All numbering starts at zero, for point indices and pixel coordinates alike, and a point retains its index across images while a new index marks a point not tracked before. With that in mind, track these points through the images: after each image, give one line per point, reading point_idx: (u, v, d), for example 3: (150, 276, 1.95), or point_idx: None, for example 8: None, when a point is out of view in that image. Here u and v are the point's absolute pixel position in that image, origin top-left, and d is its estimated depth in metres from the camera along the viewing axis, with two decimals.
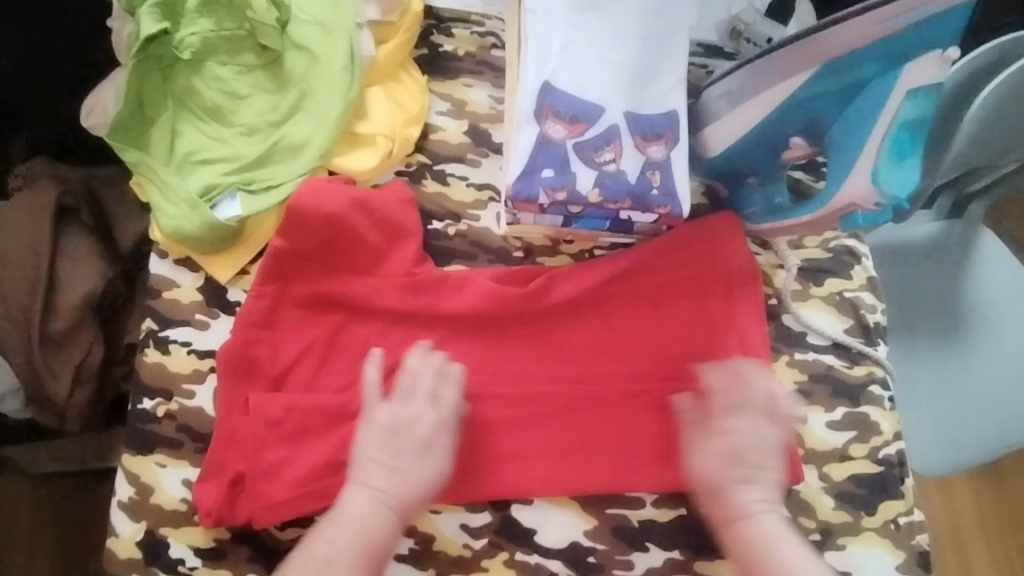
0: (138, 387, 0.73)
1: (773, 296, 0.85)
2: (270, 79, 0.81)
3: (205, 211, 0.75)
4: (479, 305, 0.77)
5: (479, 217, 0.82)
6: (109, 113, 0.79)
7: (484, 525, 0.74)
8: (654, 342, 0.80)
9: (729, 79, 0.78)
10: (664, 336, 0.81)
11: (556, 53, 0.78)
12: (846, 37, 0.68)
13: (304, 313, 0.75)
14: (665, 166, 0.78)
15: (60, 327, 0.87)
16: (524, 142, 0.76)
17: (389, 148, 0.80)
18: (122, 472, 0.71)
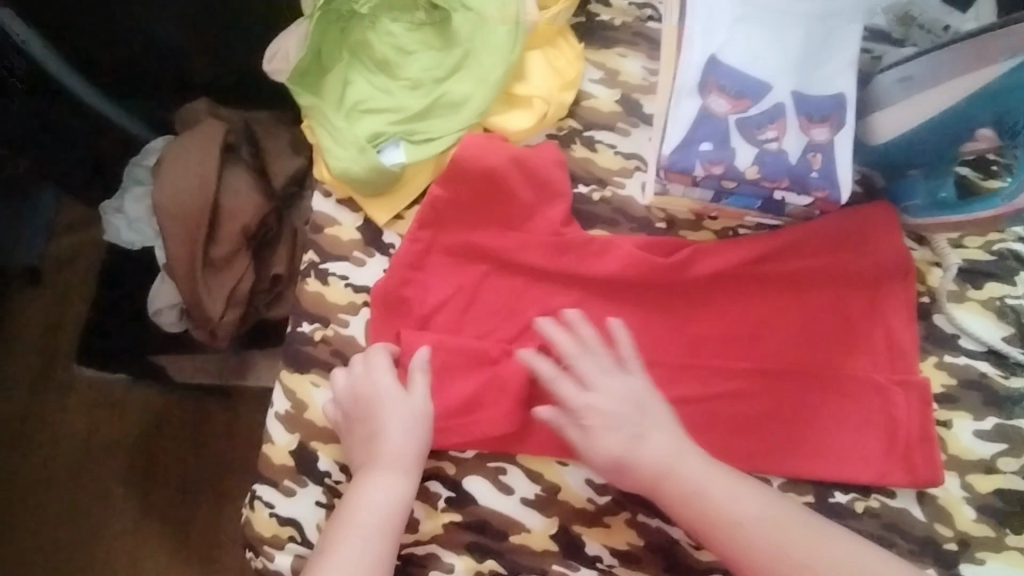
0: (299, 312, 0.79)
1: (926, 295, 0.81)
2: (437, 37, 0.84)
3: (373, 156, 0.79)
4: (623, 271, 0.78)
5: (625, 184, 0.83)
6: (292, 59, 0.85)
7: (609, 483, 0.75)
8: (793, 327, 0.79)
9: (911, 64, 0.76)
10: (804, 322, 0.79)
11: (725, 28, 0.78)
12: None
13: (453, 259, 0.79)
14: (827, 150, 0.76)
15: (221, 253, 0.93)
16: (684, 114, 0.77)
17: (545, 111, 0.82)
18: (280, 387, 0.77)
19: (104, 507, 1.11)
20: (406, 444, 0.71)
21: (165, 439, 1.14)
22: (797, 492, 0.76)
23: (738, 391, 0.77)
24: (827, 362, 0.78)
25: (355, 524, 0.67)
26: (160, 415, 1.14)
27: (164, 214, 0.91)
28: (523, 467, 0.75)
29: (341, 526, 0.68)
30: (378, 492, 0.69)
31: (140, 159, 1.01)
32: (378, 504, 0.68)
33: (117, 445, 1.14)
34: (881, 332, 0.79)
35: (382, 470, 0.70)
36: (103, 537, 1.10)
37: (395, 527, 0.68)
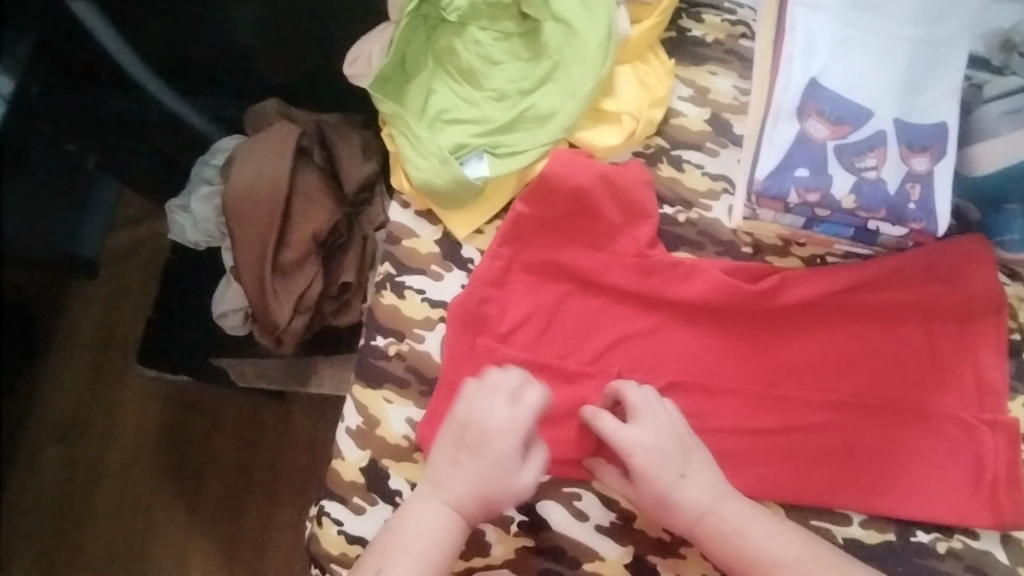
0: (373, 325, 0.77)
1: (1018, 332, 0.79)
2: (525, 47, 0.82)
3: (456, 168, 0.78)
4: (708, 296, 0.76)
5: (711, 207, 0.81)
6: (375, 63, 0.84)
7: None
8: (879, 361, 0.77)
9: (1017, 98, 0.75)
10: (891, 357, 0.77)
11: (826, 50, 0.75)
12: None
13: (536, 278, 0.77)
14: (926, 181, 0.73)
15: (291, 257, 0.92)
16: (781, 138, 0.74)
17: (633, 128, 0.80)
18: (352, 401, 0.75)
19: (157, 504, 1.11)
20: (484, 486, 0.68)
21: (221, 441, 1.14)
22: (879, 529, 0.74)
23: (820, 423, 0.75)
24: (914, 399, 0.76)
25: (410, 529, 0.67)
26: (215, 413, 1.15)
27: (236, 217, 0.92)
28: (597, 493, 0.74)
29: (396, 527, 0.67)
30: (439, 510, 0.68)
31: (208, 158, 1.03)
32: (434, 526, 0.67)
33: (171, 442, 1.14)
34: (970, 367, 0.77)
35: (446, 497, 0.68)
36: (157, 533, 1.10)
37: (443, 552, 0.66)
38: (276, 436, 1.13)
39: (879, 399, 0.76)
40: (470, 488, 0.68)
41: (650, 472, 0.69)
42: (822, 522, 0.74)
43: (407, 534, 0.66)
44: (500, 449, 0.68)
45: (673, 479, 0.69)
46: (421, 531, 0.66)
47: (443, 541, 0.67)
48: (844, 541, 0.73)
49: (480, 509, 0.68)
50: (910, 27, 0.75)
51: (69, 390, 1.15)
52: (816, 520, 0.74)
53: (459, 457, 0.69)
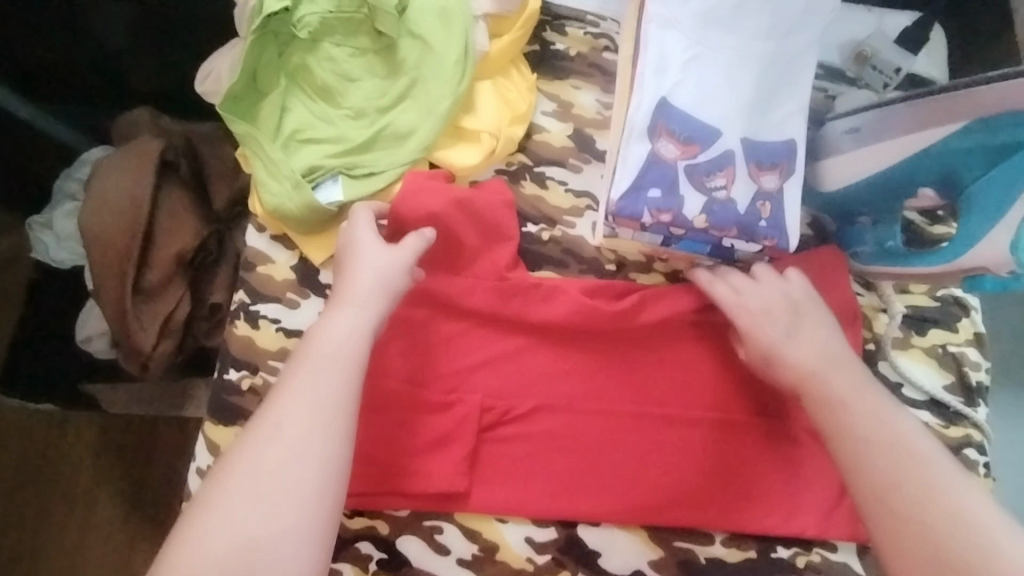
0: (226, 357, 0.74)
1: (871, 341, 0.81)
2: (382, 64, 0.80)
3: (308, 192, 0.75)
4: (568, 318, 0.76)
5: (575, 224, 0.80)
6: (223, 83, 0.79)
7: (549, 541, 0.73)
8: (739, 375, 0.78)
9: (859, 116, 0.76)
10: (750, 370, 0.78)
11: (677, 68, 0.74)
12: (994, 98, 0.64)
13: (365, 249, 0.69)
14: (776, 198, 0.74)
15: (154, 279, 0.89)
16: (634, 158, 0.73)
17: (492, 147, 0.79)
18: (202, 441, 0.72)
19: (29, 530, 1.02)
20: (356, 318, 0.65)
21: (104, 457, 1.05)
22: (739, 547, 0.75)
23: (677, 440, 0.76)
24: (773, 413, 0.77)
25: (253, 437, 0.59)
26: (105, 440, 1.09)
27: (95, 240, 0.88)
28: (460, 525, 0.73)
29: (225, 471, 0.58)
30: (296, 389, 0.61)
31: (72, 172, 0.98)
32: (295, 412, 0.60)
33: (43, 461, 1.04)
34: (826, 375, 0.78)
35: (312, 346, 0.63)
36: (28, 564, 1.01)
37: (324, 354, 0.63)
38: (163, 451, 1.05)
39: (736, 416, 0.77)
40: (325, 368, 0.62)
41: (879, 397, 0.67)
42: (684, 543, 0.74)
43: (233, 496, 0.56)
44: (355, 308, 0.66)
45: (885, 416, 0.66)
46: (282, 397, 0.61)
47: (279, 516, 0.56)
48: (707, 561, 0.74)
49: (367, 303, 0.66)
50: (760, 42, 0.75)
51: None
52: (678, 540, 0.74)
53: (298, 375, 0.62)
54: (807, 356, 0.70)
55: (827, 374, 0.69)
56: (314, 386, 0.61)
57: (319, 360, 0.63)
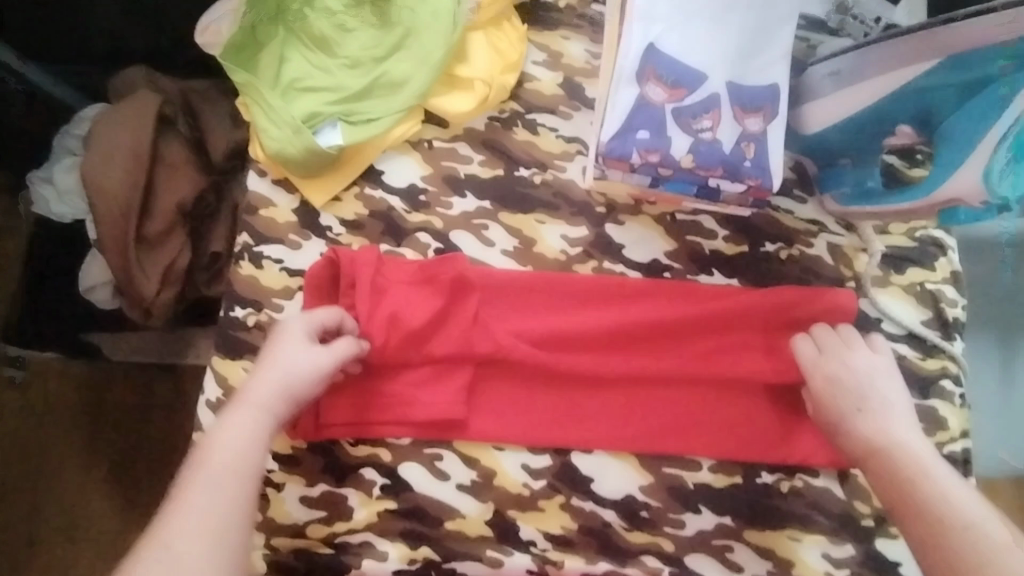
0: (231, 296, 0.77)
1: (853, 280, 0.84)
2: (376, 15, 0.82)
3: (308, 136, 0.77)
4: (563, 275, 0.80)
5: (565, 168, 0.83)
6: (224, 35, 0.82)
7: (544, 467, 0.76)
8: (727, 324, 0.80)
9: (841, 59, 0.77)
10: (737, 321, 0.79)
11: (664, 15, 0.77)
12: (965, 33, 0.67)
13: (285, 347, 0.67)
14: (760, 139, 0.77)
15: (156, 229, 0.91)
16: (622, 102, 0.76)
17: (486, 94, 0.81)
18: (211, 373, 0.75)
19: (70, 471, 1.10)
20: (290, 380, 0.66)
21: (104, 418, 1.11)
22: (727, 472, 0.78)
23: (667, 374, 0.78)
24: (761, 350, 0.79)
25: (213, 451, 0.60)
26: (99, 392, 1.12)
27: (97, 192, 0.89)
28: (459, 453, 0.76)
29: (193, 466, 0.59)
30: (242, 421, 0.62)
31: (71, 128, 1.00)
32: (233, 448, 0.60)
33: (78, 399, 1.12)
34: (825, 306, 0.80)
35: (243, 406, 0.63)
36: (80, 494, 1.09)
37: (250, 454, 0.60)
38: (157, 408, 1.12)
39: (725, 351, 0.79)
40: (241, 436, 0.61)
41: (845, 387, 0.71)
42: (673, 470, 0.78)
43: (186, 504, 0.55)
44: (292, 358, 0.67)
45: (854, 412, 0.69)
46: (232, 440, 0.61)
47: (231, 516, 0.56)
48: (695, 485, 0.77)
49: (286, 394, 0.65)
50: None
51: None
52: (667, 467, 0.78)
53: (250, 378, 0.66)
54: (848, 372, 0.72)
55: (851, 421, 0.69)
56: (247, 438, 0.61)
57: (250, 405, 0.63)
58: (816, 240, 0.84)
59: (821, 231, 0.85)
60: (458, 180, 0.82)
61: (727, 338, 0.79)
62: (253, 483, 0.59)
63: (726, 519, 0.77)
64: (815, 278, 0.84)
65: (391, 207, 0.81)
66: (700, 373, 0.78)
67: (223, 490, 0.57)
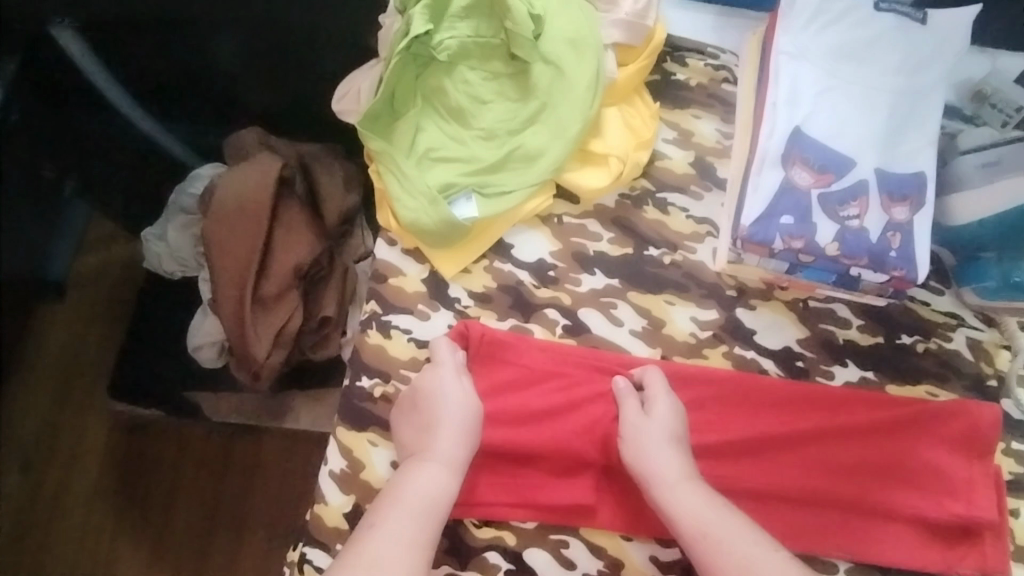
0: (358, 365, 0.76)
1: (993, 378, 0.80)
2: (513, 88, 0.82)
3: (445, 208, 0.77)
4: (696, 369, 0.77)
5: (696, 249, 0.82)
6: (362, 102, 0.83)
7: (674, 561, 0.73)
8: (866, 439, 0.76)
9: (995, 150, 0.77)
10: (876, 436, 0.76)
11: (810, 99, 0.76)
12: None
13: (446, 386, 0.71)
14: (907, 230, 0.74)
15: (272, 290, 0.91)
16: (767, 185, 0.74)
17: (621, 170, 0.81)
18: (335, 445, 0.73)
19: (150, 523, 1.10)
20: (457, 433, 0.69)
21: (187, 471, 1.12)
22: None
23: (805, 474, 0.74)
24: (900, 460, 0.75)
25: (398, 501, 0.66)
26: (183, 447, 1.13)
27: (219, 252, 0.91)
28: (585, 540, 0.72)
29: (382, 508, 0.65)
30: (428, 476, 0.67)
31: (186, 186, 1.01)
32: (424, 491, 0.66)
33: (160, 452, 1.13)
34: (968, 422, 0.76)
35: (432, 458, 0.68)
36: (153, 548, 1.09)
37: (439, 511, 0.66)
38: (239, 462, 1.12)
39: (865, 455, 0.75)
40: (431, 484, 0.67)
41: (671, 477, 0.69)
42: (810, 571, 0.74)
43: (379, 538, 0.63)
44: (454, 406, 0.70)
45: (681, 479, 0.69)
46: (417, 492, 0.66)
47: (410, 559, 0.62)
48: None
49: (460, 439, 0.69)
50: (891, 77, 0.77)
51: (23, 422, 1.13)
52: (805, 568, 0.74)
53: (422, 417, 0.71)
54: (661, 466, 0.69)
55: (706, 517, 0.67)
56: (434, 491, 0.67)
57: (439, 459, 0.68)
58: (955, 334, 0.81)
59: (960, 324, 0.81)
60: (587, 258, 0.81)
61: (868, 449, 0.75)
62: (433, 529, 0.65)
63: None
64: (955, 375, 0.80)
65: (520, 281, 0.79)
66: (835, 475, 0.74)
67: (413, 530, 0.64)
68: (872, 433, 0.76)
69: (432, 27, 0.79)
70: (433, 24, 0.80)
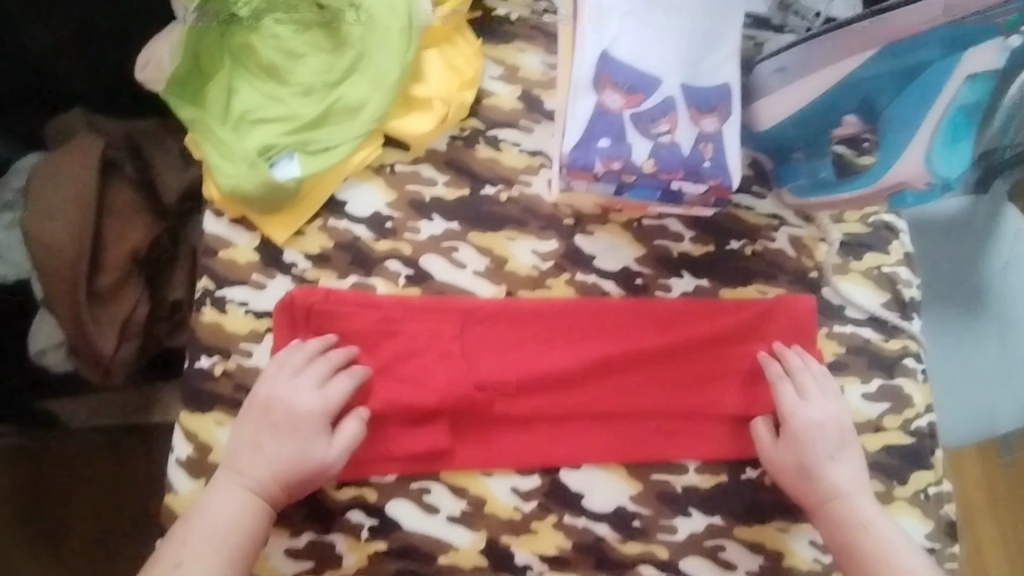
0: (195, 346, 0.76)
1: (815, 270, 0.86)
2: (327, 39, 0.80)
3: (264, 171, 0.75)
4: (540, 304, 0.80)
5: (531, 182, 0.83)
6: (165, 68, 0.79)
7: (534, 488, 0.77)
8: (701, 353, 0.82)
9: (786, 54, 0.79)
10: (709, 350, 0.82)
11: (616, 22, 0.78)
12: (910, 21, 0.71)
13: (280, 386, 0.72)
14: (717, 139, 0.78)
15: (108, 282, 0.88)
16: (580, 112, 0.77)
17: (445, 113, 0.81)
18: (180, 430, 0.74)
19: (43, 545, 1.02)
20: (284, 438, 0.71)
21: (79, 482, 1.05)
22: (712, 473, 0.80)
23: (647, 390, 0.80)
24: (733, 364, 0.82)
25: (209, 509, 0.67)
26: (74, 451, 1.06)
27: (43, 250, 0.85)
28: (447, 483, 0.76)
29: (192, 516, 0.67)
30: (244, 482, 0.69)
31: (6, 182, 0.94)
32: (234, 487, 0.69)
33: (51, 467, 1.05)
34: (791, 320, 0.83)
35: (251, 462, 0.70)
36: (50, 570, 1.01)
37: (251, 519, 0.68)
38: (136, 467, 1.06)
39: (699, 365, 0.81)
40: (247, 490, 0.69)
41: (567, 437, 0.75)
42: (660, 476, 0.79)
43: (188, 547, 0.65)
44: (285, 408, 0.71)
45: None
46: (228, 499, 0.68)
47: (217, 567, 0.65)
48: (682, 489, 0.79)
49: (286, 445, 0.70)
50: None
51: None
52: (655, 474, 0.79)
53: (254, 415, 0.71)
54: None
55: None
56: (249, 496, 0.68)
57: (253, 463, 0.70)
58: (778, 234, 0.87)
59: (782, 224, 0.87)
60: (423, 205, 0.81)
61: (704, 359, 0.82)
62: (250, 534, 0.67)
63: (715, 520, 0.79)
64: (781, 272, 0.86)
65: (358, 237, 0.79)
66: (673, 388, 0.81)
67: (224, 538, 0.66)
68: (704, 343, 0.81)
69: None
70: None
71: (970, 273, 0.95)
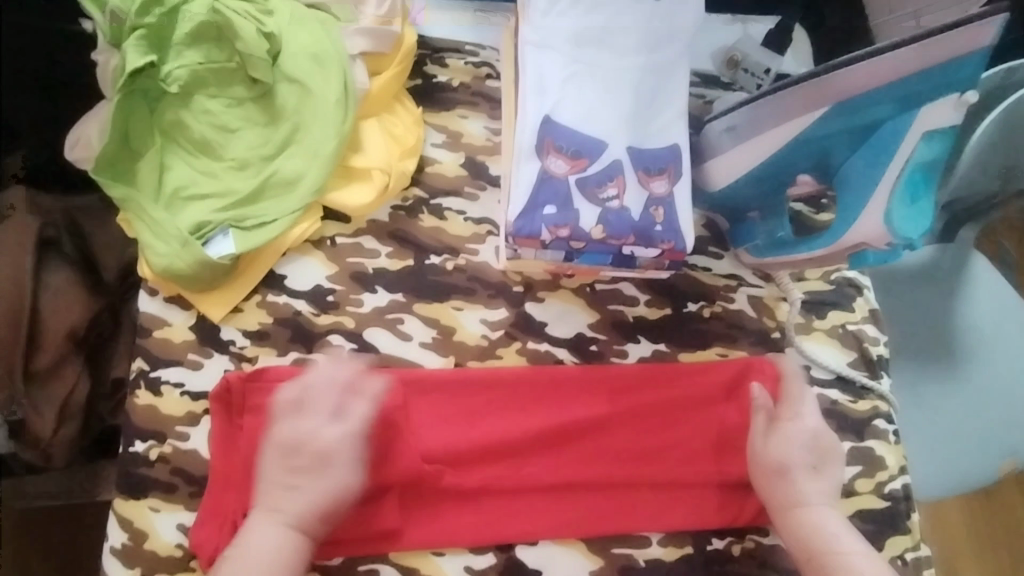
0: (128, 430, 0.71)
1: (776, 330, 0.84)
2: (260, 112, 0.78)
3: (197, 248, 0.73)
4: (487, 372, 0.76)
5: (478, 250, 0.81)
6: (93, 146, 0.75)
7: (489, 567, 0.72)
8: (659, 416, 0.78)
9: (735, 114, 0.78)
10: (666, 413, 0.78)
11: (556, 87, 0.76)
12: (858, 77, 0.69)
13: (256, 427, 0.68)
14: (667, 202, 0.76)
15: (46, 362, 0.84)
16: (525, 177, 0.74)
17: (385, 182, 0.79)
18: (114, 518, 0.68)
19: None
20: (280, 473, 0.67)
21: None
22: (677, 544, 0.75)
23: (602, 457, 0.76)
24: (691, 428, 0.78)
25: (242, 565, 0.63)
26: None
27: None
28: (395, 565, 0.71)
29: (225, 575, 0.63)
30: (268, 530, 0.65)
31: None
32: (268, 547, 0.64)
33: None
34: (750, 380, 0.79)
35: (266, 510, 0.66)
36: None
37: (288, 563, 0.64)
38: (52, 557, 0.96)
39: (656, 430, 0.77)
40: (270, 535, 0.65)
41: None
42: (622, 549, 0.74)
43: None
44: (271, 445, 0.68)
45: None
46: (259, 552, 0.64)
47: None
48: (647, 563, 0.74)
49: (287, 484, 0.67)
50: (631, 56, 0.78)
51: None
52: (616, 547, 0.74)
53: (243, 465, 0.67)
54: None
55: None
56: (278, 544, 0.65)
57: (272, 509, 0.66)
58: (736, 294, 0.84)
59: (739, 285, 0.85)
60: (367, 276, 0.78)
61: (662, 423, 0.78)
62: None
63: None
64: (742, 333, 0.83)
65: (298, 311, 0.76)
66: (631, 455, 0.76)
67: None
68: (660, 407, 0.78)
69: (155, 59, 0.74)
70: (156, 55, 0.74)
71: (940, 323, 0.92)
